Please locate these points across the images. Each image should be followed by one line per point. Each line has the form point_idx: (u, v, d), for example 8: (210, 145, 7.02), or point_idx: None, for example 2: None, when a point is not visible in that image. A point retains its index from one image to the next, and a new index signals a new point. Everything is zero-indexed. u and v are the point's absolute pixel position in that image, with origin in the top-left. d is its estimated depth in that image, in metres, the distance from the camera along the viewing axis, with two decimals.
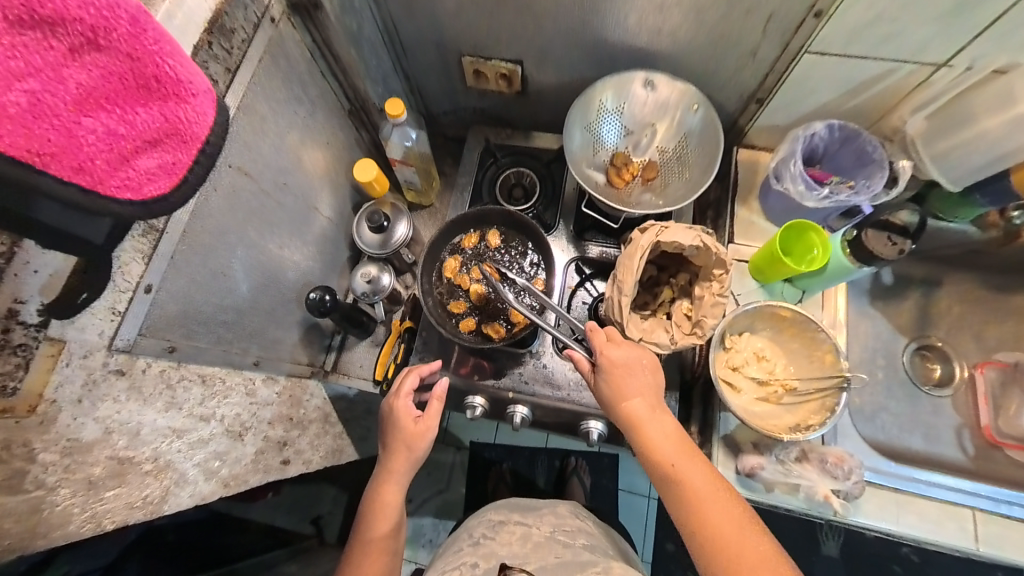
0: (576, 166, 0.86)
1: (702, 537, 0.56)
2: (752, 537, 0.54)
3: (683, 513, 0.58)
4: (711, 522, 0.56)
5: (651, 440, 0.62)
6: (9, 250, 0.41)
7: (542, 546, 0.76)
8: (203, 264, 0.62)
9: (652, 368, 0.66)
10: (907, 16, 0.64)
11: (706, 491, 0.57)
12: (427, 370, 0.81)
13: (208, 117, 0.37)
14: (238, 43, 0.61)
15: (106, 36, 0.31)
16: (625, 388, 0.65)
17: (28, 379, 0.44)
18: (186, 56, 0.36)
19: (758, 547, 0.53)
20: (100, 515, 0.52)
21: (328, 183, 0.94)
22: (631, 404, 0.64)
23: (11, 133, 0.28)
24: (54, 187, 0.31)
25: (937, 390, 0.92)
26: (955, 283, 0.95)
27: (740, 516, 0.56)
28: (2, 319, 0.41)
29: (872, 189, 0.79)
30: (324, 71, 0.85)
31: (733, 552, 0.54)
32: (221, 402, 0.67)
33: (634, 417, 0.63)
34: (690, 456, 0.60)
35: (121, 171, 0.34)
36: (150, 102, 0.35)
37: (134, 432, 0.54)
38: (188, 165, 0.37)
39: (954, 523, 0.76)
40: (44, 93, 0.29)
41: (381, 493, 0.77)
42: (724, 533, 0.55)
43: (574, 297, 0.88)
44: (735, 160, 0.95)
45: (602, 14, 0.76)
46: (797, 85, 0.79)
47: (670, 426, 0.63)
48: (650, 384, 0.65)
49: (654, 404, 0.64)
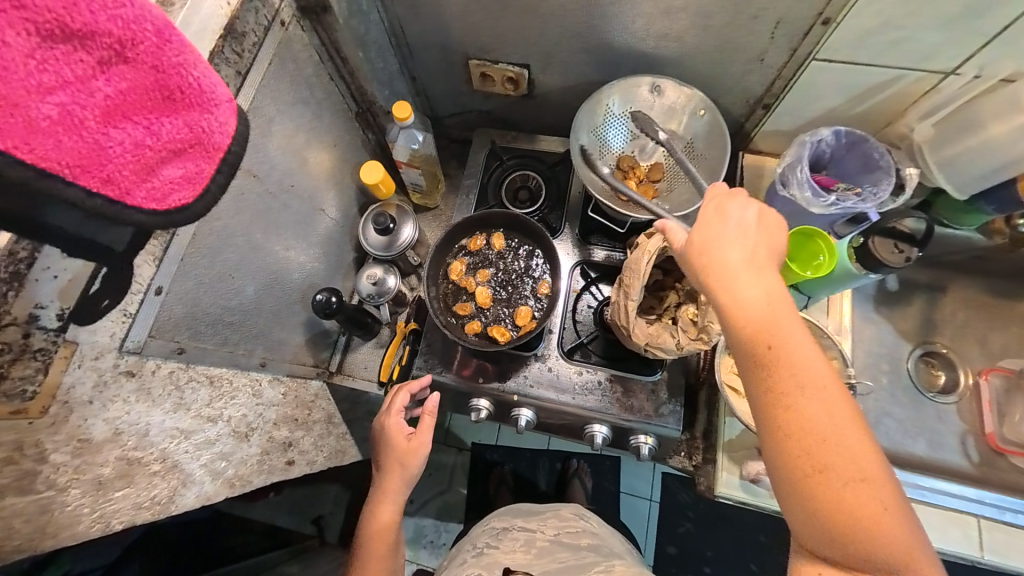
0: (582, 168, 0.86)
1: (787, 416, 0.45)
2: (852, 429, 0.44)
3: (766, 383, 0.47)
4: (805, 402, 0.45)
5: (746, 304, 0.49)
6: (30, 256, 0.42)
7: (545, 551, 0.76)
8: (210, 265, 0.63)
9: (763, 224, 0.53)
10: (914, 24, 0.65)
11: (807, 367, 0.46)
12: (418, 387, 0.82)
13: (231, 127, 0.38)
14: (249, 46, 0.61)
15: (131, 49, 0.31)
16: (721, 238, 0.53)
17: (46, 381, 0.44)
18: (209, 67, 0.36)
19: (861, 459, 0.43)
20: (108, 515, 0.51)
21: (334, 184, 0.94)
22: (729, 255, 0.51)
23: (40, 144, 0.29)
24: (79, 198, 0.31)
25: (941, 396, 0.91)
26: (959, 289, 0.95)
27: (841, 404, 0.45)
28: (21, 323, 0.43)
29: (879, 195, 0.78)
30: (332, 73, 0.86)
31: (820, 437, 0.44)
32: (227, 403, 0.67)
33: (726, 269, 0.51)
34: (798, 334, 0.47)
35: (146, 181, 0.34)
36: (176, 113, 0.35)
37: (143, 433, 0.54)
38: (211, 174, 0.37)
39: (958, 529, 0.76)
40: (74, 105, 0.30)
41: (378, 513, 0.77)
42: (818, 418, 0.44)
43: (579, 301, 0.88)
44: (741, 164, 0.96)
45: (609, 19, 0.76)
46: (804, 90, 0.80)
47: (776, 291, 0.50)
48: (760, 248, 0.52)
49: (759, 262, 0.51)
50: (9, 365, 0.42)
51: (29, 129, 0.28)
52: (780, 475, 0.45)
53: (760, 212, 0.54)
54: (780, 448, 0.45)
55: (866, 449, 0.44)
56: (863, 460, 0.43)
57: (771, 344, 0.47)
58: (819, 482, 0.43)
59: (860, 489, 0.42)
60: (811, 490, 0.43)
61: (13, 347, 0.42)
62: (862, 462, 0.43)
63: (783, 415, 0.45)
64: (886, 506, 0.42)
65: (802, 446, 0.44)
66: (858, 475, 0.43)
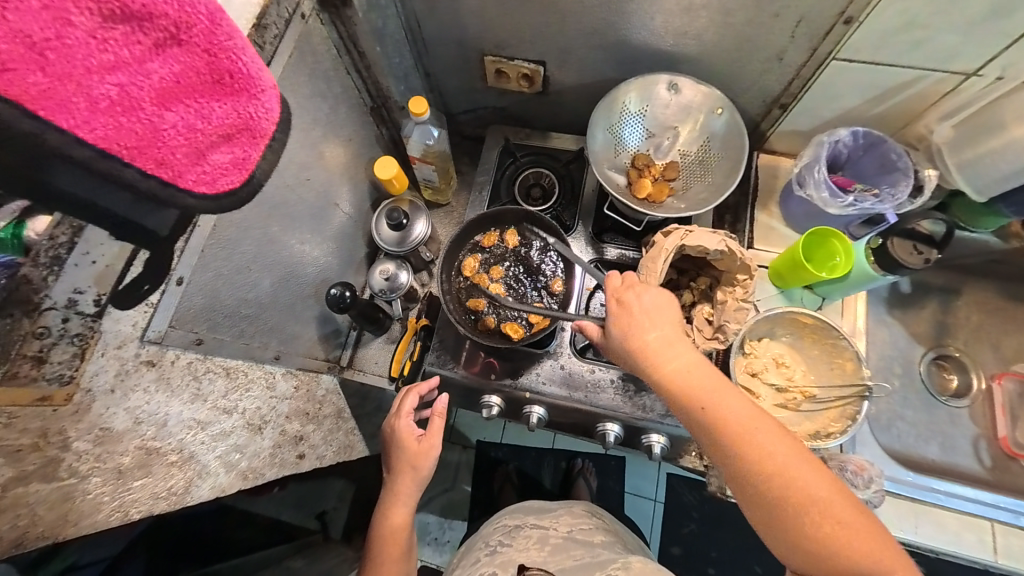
0: (598, 166, 0.86)
1: (749, 471, 0.51)
2: (793, 457, 0.50)
3: (723, 447, 0.53)
4: (758, 454, 0.51)
5: (676, 374, 0.57)
6: (70, 240, 0.44)
7: (559, 548, 0.76)
8: (229, 257, 0.63)
9: (663, 301, 0.61)
10: (938, 23, 0.64)
11: (746, 423, 0.53)
12: (426, 388, 0.82)
13: (275, 113, 0.38)
14: (270, 38, 0.61)
15: (186, 32, 0.31)
16: (637, 327, 0.60)
17: (82, 369, 0.46)
18: (256, 53, 0.36)
19: (806, 483, 0.49)
20: (127, 504, 0.51)
21: (348, 179, 0.94)
22: (646, 340, 0.59)
23: (101, 125, 0.29)
24: (134, 179, 0.31)
25: (954, 400, 0.91)
26: (973, 293, 0.94)
27: (786, 445, 0.51)
28: (61, 308, 0.45)
29: (897, 196, 0.79)
30: (349, 67, 0.86)
31: (781, 482, 0.50)
32: (243, 395, 0.67)
33: (651, 355, 0.58)
34: (727, 393, 0.55)
35: (197, 165, 0.34)
36: (225, 97, 0.35)
37: (161, 423, 0.54)
38: (257, 160, 0.38)
39: (973, 534, 0.76)
40: (131, 86, 0.30)
41: (390, 514, 0.77)
42: (774, 464, 0.50)
43: (591, 299, 0.86)
44: (756, 164, 0.95)
45: (628, 16, 0.76)
46: (822, 90, 0.79)
47: (695, 361, 0.57)
48: (667, 321, 0.60)
49: (674, 338, 0.59)
50: (48, 350, 0.44)
51: (90, 109, 0.28)
52: (754, 510, 0.51)
53: (657, 292, 0.62)
54: (748, 489, 0.51)
55: (815, 475, 0.49)
56: (810, 483, 0.49)
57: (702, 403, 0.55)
58: (788, 514, 0.49)
59: (821, 513, 0.48)
60: (779, 519, 0.49)
61: (54, 331, 0.44)
62: (809, 485, 0.49)
63: (738, 465, 0.52)
64: (846, 518, 0.47)
65: (769, 495, 0.50)
66: (815, 501, 0.48)
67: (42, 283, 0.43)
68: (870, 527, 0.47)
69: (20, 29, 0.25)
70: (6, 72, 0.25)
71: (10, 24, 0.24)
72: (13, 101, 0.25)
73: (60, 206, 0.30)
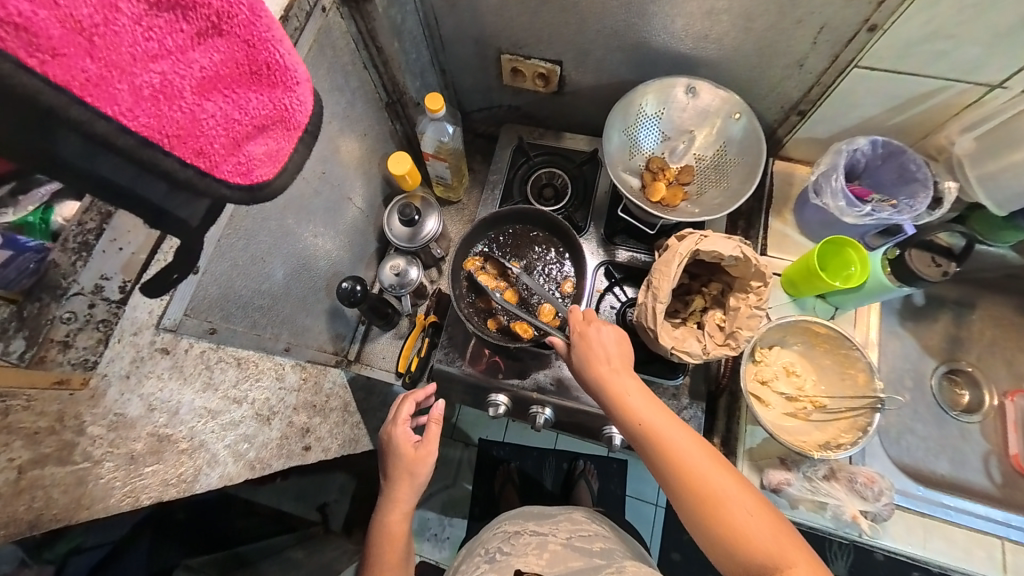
0: (613, 168, 0.85)
1: (687, 490, 0.55)
2: (717, 469, 0.55)
3: (664, 469, 0.57)
4: (695, 477, 0.55)
5: (623, 397, 0.61)
6: (98, 227, 0.46)
7: (557, 557, 0.76)
8: (244, 247, 0.63)
9: (614, 333, 0.66)
10: (965, 33, 0.63)
11: (685, 448, 0.57)
12: (423, 396, 0.83)
13: (309, 106, 0.39)
14: (291, 31, 0.61)
15: (227, 22, 0.31)
16: (594, 357, 0.64)
17: (106, 354, 0.47)
18: (293, 45, 0.36)
19: (727, 489, 0.54)
20: (138, 489, 0.51)
21: (362, 174, 0.94)
22: (601, 371, 0.63)
23: (144, 113, 0.29)
24: (174, 168, 0.32)
25: (964, 415, 0.90)
26: (987, 307, 0.93)
27: (720, 468, 0.56)
28: (88, 293, 0.46)
29: (916, 208, 0.78)
30: (367, 61, 0.86)
31: (707, 491, 0.54)
32: (252, 385, 0.68)
33: (606, 383, 0.63)
34: (670, 420, 0.59)
35: (234, 156, 0.35)
36: (260, 88, 0.35)
37: (174, 411, 0.54)
38: (289, 152, 0.39)
39: (982, 550, 0.75)
40: (174, 75, 0.30)
41: (389, 522, 0.76)
42: (708, 485, 0.54)
43: (601, 301, 0.87)
44: (771, 171, 0.95)
45: (648, 18, 0.75)
46: (842, 98, 0.79)
47: (643, 392, 0.62)
48: (616, 351, 0.65)
49: (627, 371, 0.64)
50: (75, 334, 0.45)
51: (135, 97, 0.28)
52: (690, 522, 0.55)
53: (610, 325, 0.67)
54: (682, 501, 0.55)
55: (734, 482, 0.55)
56: (730, 490, 0.54)
57: (643, 424, 0.59)
58: (714, 521, 0.53)
59: (740, 516, 0.52)
60: (708, 527, 0.53)
61: (80, 317, 0.46)
62: (729, 492, 0.54)
63: (673, 480, 0.56)
64: (760, 520, 0.52)
65: (698, 506, 0.54)
66: (734, 504, 0.53)
67: (72, 268, 0.45)
68: (793, 542, 0.51)
69: (71, 14, 0.25)
70: (57, 57, 0.24)
71: (62, 9, 0.24)
72: (63, 86, 0.25)
73: (96, 192, 0.30)
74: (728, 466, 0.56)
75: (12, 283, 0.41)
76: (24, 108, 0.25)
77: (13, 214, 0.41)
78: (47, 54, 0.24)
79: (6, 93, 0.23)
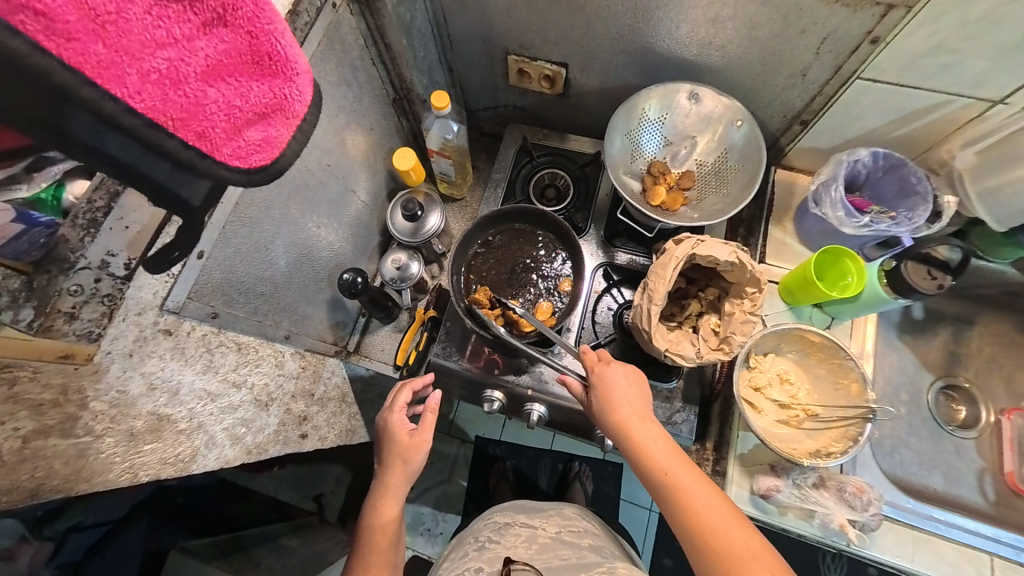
0: (614, 170, 0.86)
1: (708, 546, 0.55)
2: (737, 524, 0.55)
3: (685, 523, 0.56)
4: (709, 526, 0.55)
5: (644, 445, 0.61)
6: (106, 206, 0.48)
7: (548, 548, 0.77)
8: (248, 235, 0.65)
9: (634, 379, 0.67)
10: (967, 48, 0.64)
11: (708, 503, 0.57)
12: (420, 384, 0.84)
13: (307, 96, 0.41)
14: (300, 25, 0.63)
15: (232, 13, 0.33)
16: (611, 399, 0.65)
17: (110, 328, 0.49)
18: (294, 38, 0.38)
19: (746, 544, 0.54)
20: (136, 466, 0.52)
21: (367, 168, 0.96)
22: (619, 412, 0.64)
23: (149, 96, 0.30)
24: (176, 149, 0.33)
25: (960, 430, 0.89)
26: (987, 324, 0.93)
27: (732, 518, 0.56)
28: (95, 269, 0.48)
29: (914, 220, 0.79)
30: (374, 57, 0.88)
31: (727, 547, 0.54)
32: (252, 370, 0.69)
33: (625, 428, 0.63)
34: (682, 461, 0.60)
35: (233, 140, 0.36)
36: (260, 77, 0.37)
37: (174, 391, 0.56)
38: (286, 139, 0.40)
39: (972, 566, 0.74)
40: (181, 62, 0.32)
41: (381, 507, 0.76)
42: (718, 528, 0.55)
43: (598, 302, 0.88)
44: (772, 180, 0.95)
45: (653, 23, 0.76)
46: (844, 108, 0.79)
47: (659, 433, 0.63)
48: (637, 398, 0.65)
49: (643, 412, 0.65)
50: (79, 307, 0.47)
51: (141, 81, 0.30)
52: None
53: (630, 369, 0.68)
54: (700, 554, 0.55)
55: (755, 540, 0.54)
56: (751, 548, 0.54)
57: (665, 473, 0.59)
58: None
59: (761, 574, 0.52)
60: None
61: (86, 290, 0.48)
62: (749, 550, 0.54)
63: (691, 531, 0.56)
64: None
65: (718, 562, 0.54)
66: (755, 561, 0.53)
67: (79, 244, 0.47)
68: None
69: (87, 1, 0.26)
70: (72, 41, 0.26)
71: None
72: (75, 68, 0.26)
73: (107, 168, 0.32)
74: (748, 524, 0.56)
75: (23, 254, 0.44)
76: (41, 87, 0.26)
77: (26, 191, 0.43)
78: (61, 38, 0.25)
79: (22, 73, 0.25)
